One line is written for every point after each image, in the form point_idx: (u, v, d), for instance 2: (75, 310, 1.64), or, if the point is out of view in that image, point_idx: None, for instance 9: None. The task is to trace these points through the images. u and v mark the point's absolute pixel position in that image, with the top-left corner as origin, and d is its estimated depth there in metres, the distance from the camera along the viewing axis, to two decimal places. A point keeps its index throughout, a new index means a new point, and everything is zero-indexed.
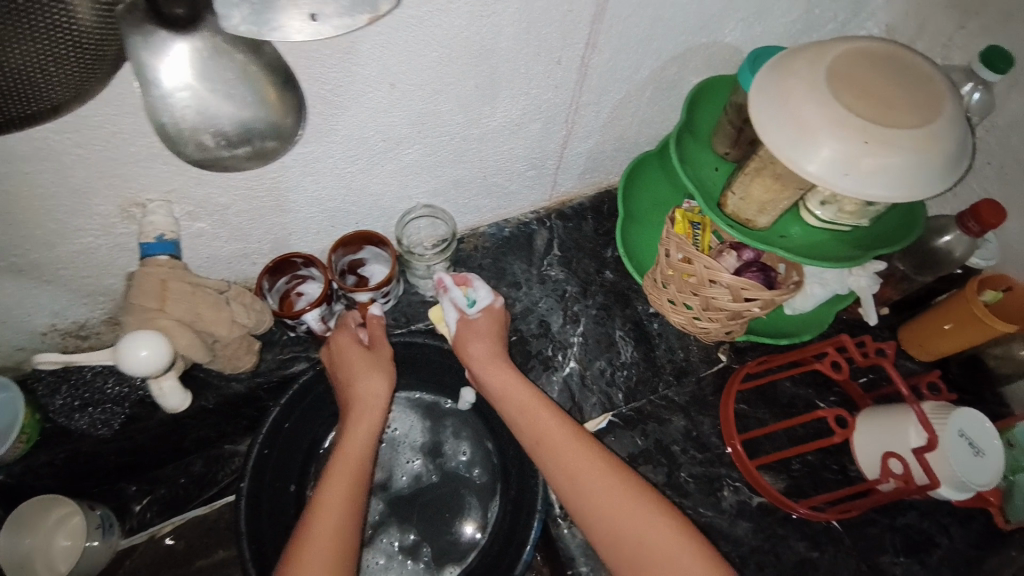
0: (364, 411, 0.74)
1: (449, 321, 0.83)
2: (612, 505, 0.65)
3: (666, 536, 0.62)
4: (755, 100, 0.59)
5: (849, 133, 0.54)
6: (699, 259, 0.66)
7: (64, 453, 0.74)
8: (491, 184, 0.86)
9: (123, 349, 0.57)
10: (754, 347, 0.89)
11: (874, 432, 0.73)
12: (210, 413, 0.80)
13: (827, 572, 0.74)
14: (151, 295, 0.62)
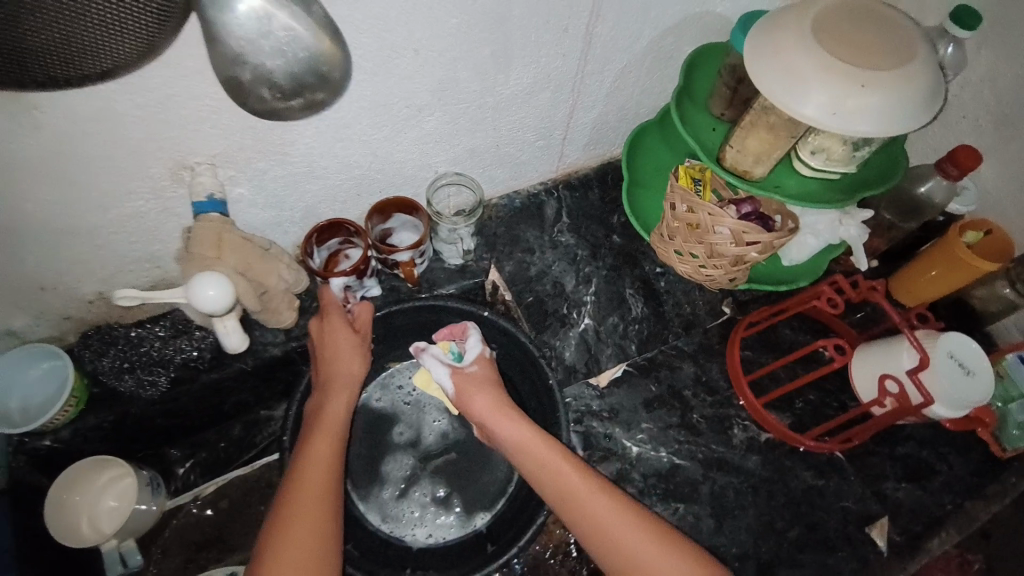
0: (333, 398, 0.77)
1: (439, 376, 0.86)
2: (590, 503, 0.70)
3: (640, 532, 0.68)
4: (748, 56, 0.65)
5: (834, 78, 0.60)
6: (703, 207, 0.71)
7: (112, 415, 0.78)
8: (504, 154, 0.91)
9: (194, 289, 0.64)
10: (757, 299, 0.94)
11: (871, 361, 0.79)
12: (248, 376, 0.85)
13: (833, 497, 0.79)
14: (207, 244, 0.66)
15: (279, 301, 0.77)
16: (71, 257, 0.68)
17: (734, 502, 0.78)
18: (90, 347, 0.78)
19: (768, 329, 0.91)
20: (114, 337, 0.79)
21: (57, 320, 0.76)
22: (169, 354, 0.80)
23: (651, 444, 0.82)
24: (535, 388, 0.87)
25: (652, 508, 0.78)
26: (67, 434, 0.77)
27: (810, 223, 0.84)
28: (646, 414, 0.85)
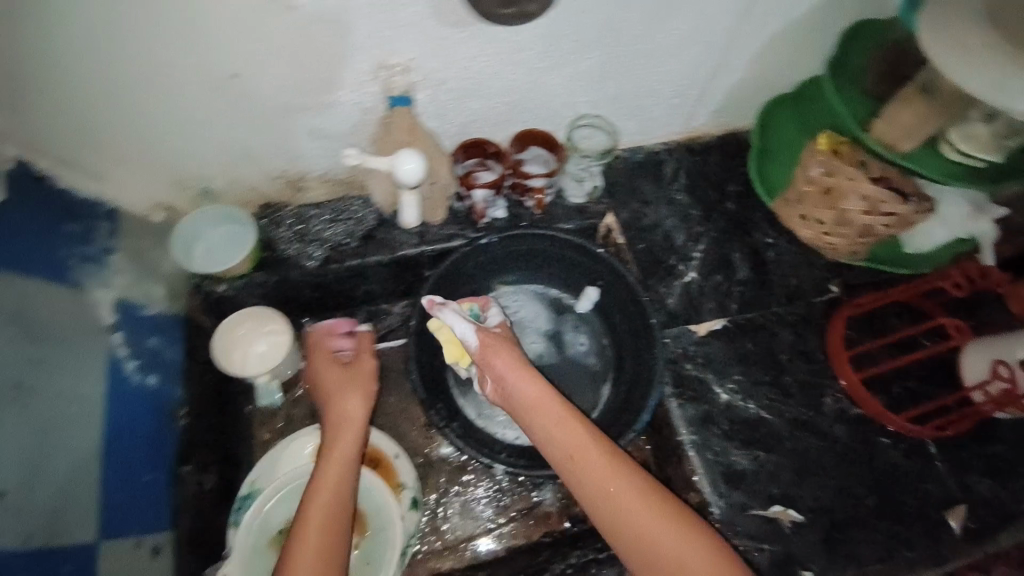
0: (342, 435, 0.79)
1: (456, 326, 0.84)
2: (602, 476, 0.72)
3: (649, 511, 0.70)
4: (919, 30, 0.68)
5: (1003, 61, 0.63)
6: (844, 172, 0.73)
7: (275, 278, 0.91)
8: (639, 105, 0.94)
9: (398, 159, 0.75)
10: (867, 284, 0.94)
11: (984, 348, 0.81)
12: (382, 269, 0.96)
13: (917, 479, 0.81)
14: (404, 129, 0.77)
15: (441, 190, 0.91)
16: (274, 134, 0.79)
17: (816, 462, 0.82)
18: (269, 216, 0.93)
19: (874, 311, 0.92)
20: (285, 216, 0.93)
21: (245, 189, 0.89)
22: (332, 235, 0.94)
23: (741, 394, 0.86)
24: (634, 327, 0.95)
25: (734, 450, 0.83)
26: (233, 289, 0.90)
27: (941, 213, 0.82)
28: (738, 368, 0.89)
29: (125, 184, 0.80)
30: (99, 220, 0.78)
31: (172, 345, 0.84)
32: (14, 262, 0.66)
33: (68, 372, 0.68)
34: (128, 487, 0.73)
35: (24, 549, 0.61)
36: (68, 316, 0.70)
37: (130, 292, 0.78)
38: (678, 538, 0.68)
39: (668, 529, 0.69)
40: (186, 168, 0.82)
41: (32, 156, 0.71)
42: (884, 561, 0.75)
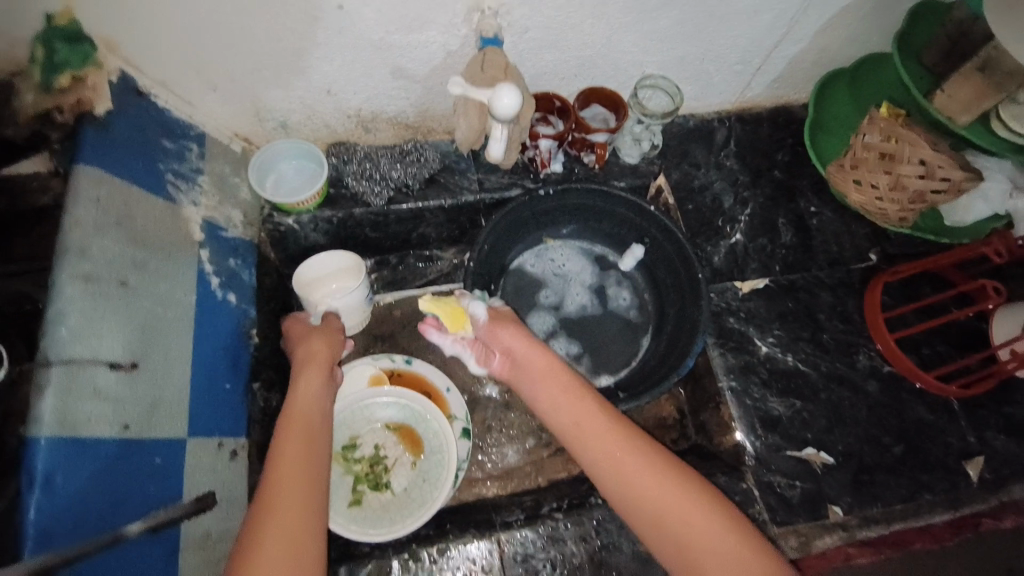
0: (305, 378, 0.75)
1: (474, 308, 0.84)
2: (606, 448, 0.70)
3: (667, 482, 0.67)
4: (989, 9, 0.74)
5: None
6: (907, 134, 0.80)
7: (339, 214, 0.95)
8: (702, 69, 0.98)
9: (496, 96, 0.74)
10: (905, 254, 0.99)
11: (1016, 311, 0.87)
12: (442, 213, 1.00)
13: (940, 431, 0.87)
14: (497, 66, 0.76)
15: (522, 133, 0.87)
16: (360, 71, 0.83)
17: (848, 412, 0.87)
18: (337, 155, 0.96)
19: (910, 279, 0.96)
20: (355, 154, 0.96)
21: (320, 126, 0.93)
22: (396, 177, 0.97)
23: (780, 347, 0.92)
24: (680, 283, 0.98)
25: (771, 397, 0.88)
26: (306, 220, 0.94)
27: (982, 188, 0.87)
28: (779, 324, 0.93)
29: (214, 111, 0.85)
30: (190, 141, 0.82)
31: (248, 268, 0.88)
32: (126, 170, 0.70)
33: (164, 278, 0.71)
34: (210, 394, 0.75)
35: (119, 438, 0.61)
36: (165, 226, 0.74)
37: (213, 214, 0.82)
38: (699, 506, 0.65)
39: (695, 505, 0.65)
40: (271, 99, 0.85)
41: (135, 75, 0.75)
42: (906, 502, 0.83)
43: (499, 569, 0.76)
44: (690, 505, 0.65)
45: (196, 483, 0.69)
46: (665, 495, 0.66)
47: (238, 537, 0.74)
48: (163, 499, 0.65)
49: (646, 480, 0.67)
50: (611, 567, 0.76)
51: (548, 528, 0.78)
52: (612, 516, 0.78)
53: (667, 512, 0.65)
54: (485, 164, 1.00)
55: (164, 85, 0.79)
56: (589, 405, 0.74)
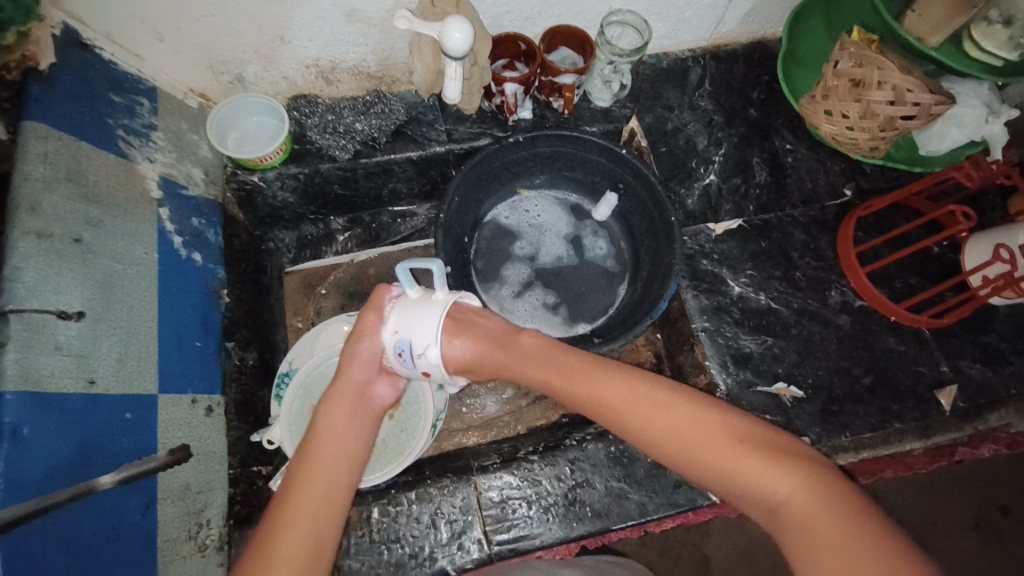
0: (337, 399, 0.67)
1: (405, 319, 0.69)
2: (676, 440, 0.60)
3: (695, 426, 0.60)
4: None
5: None
6: (875, 59, 0.79)
7: (304, 170, 0.92)
8: (671, 4, 0.95)
9: (444, 30, 0.74)
10: (878, 190, 0.99)
11: (988, 238, 0.85)
12: (411, 166, 0.98)
13: (910, 361, 0.88)
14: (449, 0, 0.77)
15: (480, 74, 0.87)
16: (312, 15, 0.80)
17: (818, 346, 0.88)
18: (299, 109, 0.94)
19: (883, 213, 0.96)
20: (317, 108, 0.94)
21: (278, 78, 0.90)
22: (360, 130, 0.94)
23: (753, 287, 0.92)
24: (654, 227, 0.97)
25: (743, 335, 0.89)
26: (272, 177, 0.92)
27: (956, 114, 0.84)
28: (752, 264, 0.93)
29: (165, 64, 0.82)
30: (139, 96, 0.79)
31: (213, 227, 0.87)
32: (74, 126, 0.69)
33: (123, 235, 0.71)
34: (182, 352, 0.75)
35: (86, 394, 0.62)
36: (119, 182, 0.73)
37: (171, 170, 0.81)
38: (754, 458, 0.57)
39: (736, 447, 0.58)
40: (224, 49, 0.83)
41: (78, 27, 0.72)
42: (875, 430, 0.84)
43: (476, 509, 0.78)
44: (752, 458, 0.57)
45: (170, 436, 0.70)
46: (703, 440, 0.59)
47: (219, 488, 0.76)
48: (137, 452, 0.66)
49: (680, 430, 0.60)
50: (585, 503, 0.78)
51: (525, 470, 0.80)
52: (586, 455, 0.80)
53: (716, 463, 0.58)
54: (453, 112, 0.97)
55: (109, 36, 0.76)
56: (615, 383, 0.64)
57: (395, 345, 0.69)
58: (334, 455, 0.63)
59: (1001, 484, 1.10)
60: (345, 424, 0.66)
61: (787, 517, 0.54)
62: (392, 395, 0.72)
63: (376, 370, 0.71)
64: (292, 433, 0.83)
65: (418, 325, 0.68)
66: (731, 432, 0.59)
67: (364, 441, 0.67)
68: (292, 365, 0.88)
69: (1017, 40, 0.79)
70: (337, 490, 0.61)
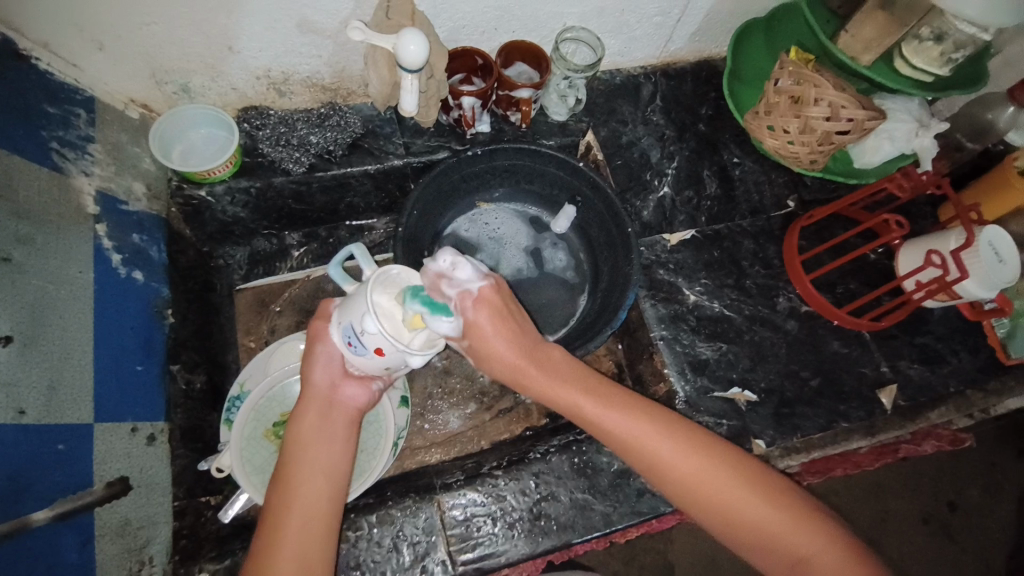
0: (308, 412, 0.65)
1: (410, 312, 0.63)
2: (670, 466, 0.62)
3: (687, 454, 0.62)
4: None
5: None
6: (812, 78, 0.84)
7: (256, 184, 0.89)
8: (622, 22, 0.98)
9: (398, 44, 0.73)
10: (818, 200, 1.04)
11: (919, 245, 0.91)
12: (368, 179, 0.96)
13: (854, 363, 0.93)
14: (403, 13, 0.77)
15: (437, 88, 0.87)
16: (261, 26, 0.78)
17: (769, 350, 0.92)
18: (249, 121, 0.91)
19: (824, 223, 1.01)
20: (268, 119, 0.92)
21: (226, 89, 0.87)
22: (313, 143, 0.92)
23: (707, 295, 0.95)
24: (612, 239, 0.98)
25: (699, 342, 0.91)
26: (220, 191, 0.88)
27: (887, 129, 0.92)
28: (705, 273, 0.97)
29: (104, 74, 0.78)
30: (76, 107, 0.75)
31: (156, 244, 0.83)
32: (5, 138, 0.65)
33: (56, 253, 0.66)
34: (122, 377, 0.71)
35: (15, 425, 0.57)
36: (52, 198, 0.68)
37: (109, 184, 0.77)
38: (758, 498, 0.61)
39: (742, 488, 0.62)
40: (166, 59, 0.79)
41: (15, 37, 0.69)
42: (824, 430, 0.88)
43: (440, 528, 0.76)
44: (757, 499, 0.61)
45: (108, 467, 0.66)
46: (715, 482, 0.62)
47: (163, 521, 0.71)
48: (72, 486, 0.61)
49: (695, 471, 0.62)
50: (550, 517, 0.78)
51: (488, 485, 0.79)
52: (550, 468, 0.80)
53: (725, 503, 0.61)
54: (410, 125, 0.96)
55: (45, 46, 0.72)
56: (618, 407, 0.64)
57: (344, 334, 0.64)
58: (312, 476, 0.62)
59: (942, 479, 1.17)
60: (321, 434, 0.65)
61: (781, 554, 0.59)
62: (365, 393, 0.68)
63: (339, 372, 0.67)
64: (244, 459, 0.78)
65: (350, 304, 0.63)
66: (741, 474, 0.62)
67: (343, 454, 0.65)
68: (243, 388, 0.84)
69: (947, 57, 0.85)
70: (319, 512, 0.60)
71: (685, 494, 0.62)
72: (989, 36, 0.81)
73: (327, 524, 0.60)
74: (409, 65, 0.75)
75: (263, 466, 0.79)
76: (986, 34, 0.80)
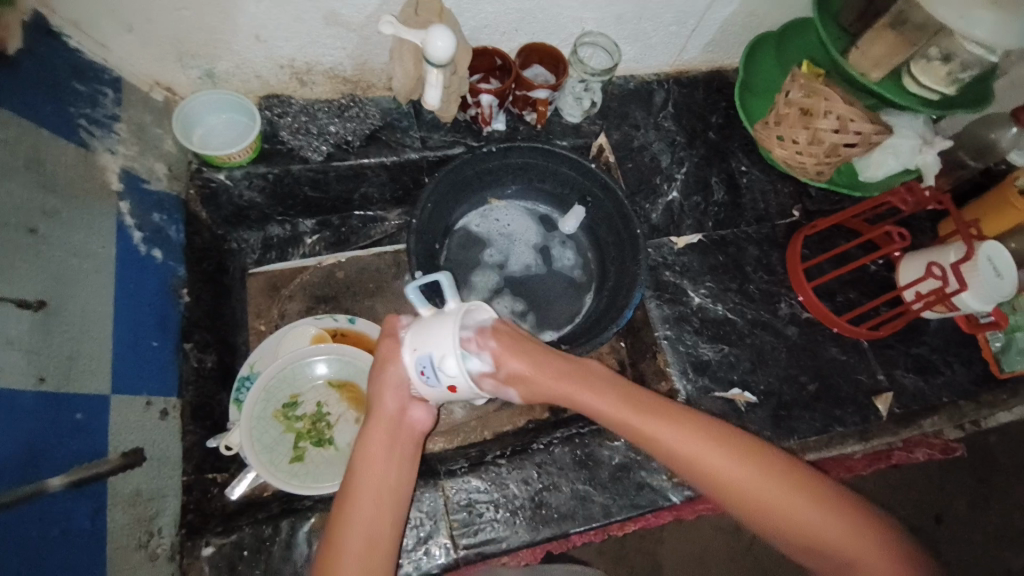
0: (374, 432, 0.66)
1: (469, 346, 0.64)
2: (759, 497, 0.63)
3: (780, 486, 0.64)
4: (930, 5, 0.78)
5: (989, 7, 0.76)
6: (822, 90, 0.86)
7: (276, 170, 0.91)
8: (639, 29, 1.00)
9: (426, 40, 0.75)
10: (822, 211, 1.07)
11: (920, 257, 0.94)
12: (384, 172, 0.98)
13: (850, 370, 0.95)
14: (431, 10, 0.79)
15: (459, 84, 0.89)
16: (290, 16, 0.79)
17: (769, 354, 0.94)
18: (270, 109, 0.92)
19: (826, 233, 1.04)
20: (290, 108, 0.93)
21: (250, 76, 0.89)
22: (332, 133, 0.93)
23: (711, 298, 0.97)
24: (620, 239, 1.01)
25: (702, 344, 0.94)
26: (240, 176, 0.90)
27: (893, 144, 0.93)
28: (710, 276, 0.99)
29: (131, 55, 0.80)
30: (103, 86, 0.77)
31: (175, 224, 0.84)
32: (34, 113, 0.66)
33: (81, 227, 0.68)
34: (138, 353, 0.72)
35: (36, 391, 0.59)
36: (79, 174, 0.70)
37: (133, 163, 0.79)
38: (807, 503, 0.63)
39: (811, 504, 0.63)
40: (195, 45, 0.81)
41: (47, 14, 0.70)
42: (819, 433, 0.90)
43: (443, 513, 0.78)
44: (823, 512, 0.62)
45: (123, 438, 0.67)
46: (780, 497, 0.63)
47: (172, 494, 0.72)
48: (89, 454, 0.63)
49: (755, 487, 0.63)
50: (551, 506, 0.79)
51: (492, 474, 0.80)
52: (553, 459, 0.82)
53: (784, 513, 0.63)
54: (429, 120, 0.98)
55: (76, 24, 0.73)
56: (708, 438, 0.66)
57: (418, 362, 0.63)
58: (379, 496, 0.64)
59: (932, 493, 1.20)
60: (385, 455, 0.65)
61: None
62: (431, 416, 0.69)
63: (408, 394, 0.67)
64: (253, 438, 0.80)
65: (432, 334, 0.62)
66: (808, 488, 0.64)
67: (408, 475, 0.66)
68: (254, 369, 0.88)
69: (954, 77, 0.87)
70: (381, 538, 0.62)
71: (735, 501, 0.64)
72: (996, 59, 0.83)
73: (386, 546, 0.62)
74: (436, 61, 0.77)
75: (272, 445, 0.81)
76: (993, 56, 0.82)
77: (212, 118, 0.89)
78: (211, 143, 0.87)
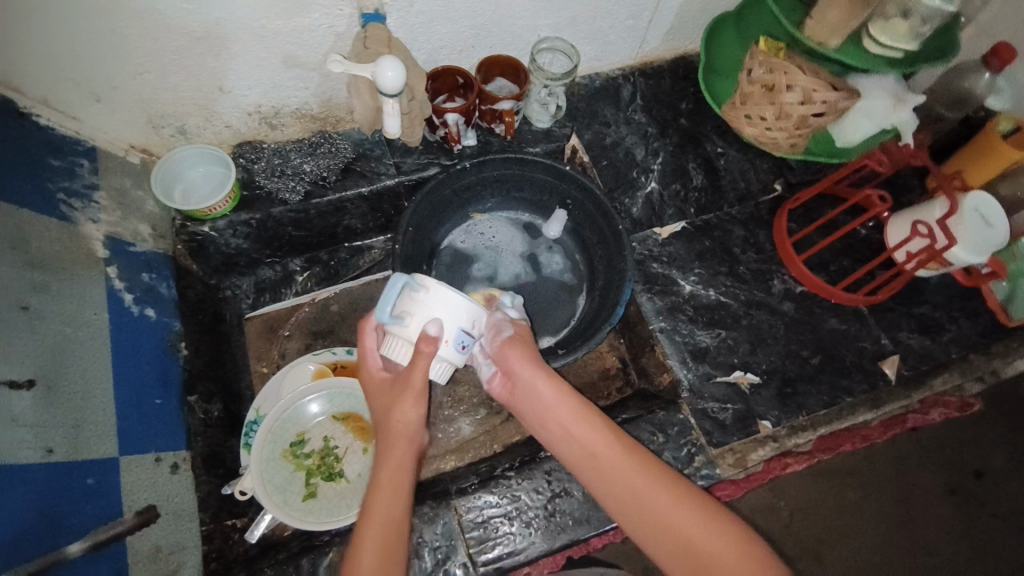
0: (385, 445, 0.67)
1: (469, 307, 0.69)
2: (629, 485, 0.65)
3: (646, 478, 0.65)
4: None
5: None
6: (781, 64, 0.86)
7: (258, 215, 0.93)
8: (595, 29, 1.01)
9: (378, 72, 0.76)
10: (805, 183, 1.06)
11: (906, 216, 0.93)
12: (364, 202, 0.99)
13: (853, 338, 0.94)
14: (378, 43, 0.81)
15: (419, 108, 0.91)
16: (250, 64, 0.81)
17: (768, 333, 0.93)
18: (244, 156, 0.94)
19: (811, 204, 1.03)
20: (263, 152, 0.95)
21: (221, 128, 0.91)
22: (304, 171, 0.95)
23: (703, 284, 0.97)
24: (604, 237, 1.00)
25: (699, 331, 0.93)
26: (224, 225, 0.91)
27: (864, 107, 0.92)
28: (698, 263, 0.98)
29: (103, 124, 0.82)
30: (79, 158, 0.79)
31: (166, 281, 0.86)
32: (11, 193, 0.69)
33: (72, 298, 0.70)
34: (141, 411, 0.74)
35: (46, 462, 0.61)
36: (64, 246, 0.72)
37: (117, 228, 0.81)
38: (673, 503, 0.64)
39: (686, 509, 0.63)
40: (163, 104, 0.83)
41: (13, 96, 0.73)
42: (829, 406, 0.89)
43: (459, 533, 0.78)
44: (690, 512, 0.63)
45: (136, 497, 0.69)
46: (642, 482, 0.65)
47: (192, 546, 0.73)
48: (103, 517, 0.64)
49: (625, 468, 0.65)
50: (565, 513, 0.79)
51: (503, 487, 0.80)
52: (562, 465, 0.82)
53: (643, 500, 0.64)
54: (401, 146, 1.00)
55: (44, 102, 0.75)
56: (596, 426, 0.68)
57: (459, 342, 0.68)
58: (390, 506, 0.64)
59: (967, 450, 1.17)
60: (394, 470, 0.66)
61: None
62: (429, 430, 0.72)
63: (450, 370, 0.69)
64: (265, 480, 0.81)
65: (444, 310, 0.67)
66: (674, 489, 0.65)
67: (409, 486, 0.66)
68: (259, 412, 0.89)
69: (915, 31, 0.88)
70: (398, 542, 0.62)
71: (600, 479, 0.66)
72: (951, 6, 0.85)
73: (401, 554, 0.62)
74: (388, 91, 0.78)
75: (283, 485, 0.82)
76: None
77: (193, 174, 0.91)
78: (194, 197, 0.89)
